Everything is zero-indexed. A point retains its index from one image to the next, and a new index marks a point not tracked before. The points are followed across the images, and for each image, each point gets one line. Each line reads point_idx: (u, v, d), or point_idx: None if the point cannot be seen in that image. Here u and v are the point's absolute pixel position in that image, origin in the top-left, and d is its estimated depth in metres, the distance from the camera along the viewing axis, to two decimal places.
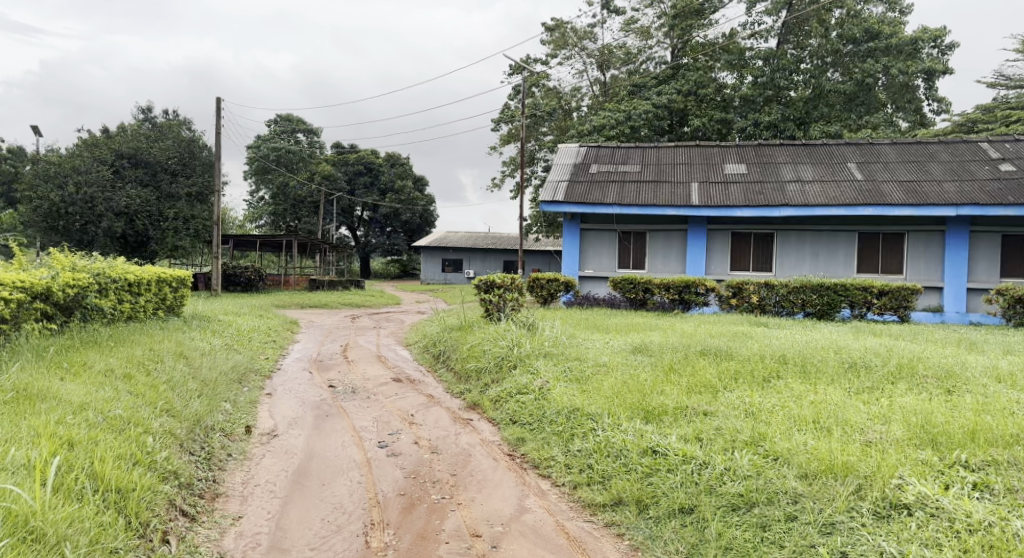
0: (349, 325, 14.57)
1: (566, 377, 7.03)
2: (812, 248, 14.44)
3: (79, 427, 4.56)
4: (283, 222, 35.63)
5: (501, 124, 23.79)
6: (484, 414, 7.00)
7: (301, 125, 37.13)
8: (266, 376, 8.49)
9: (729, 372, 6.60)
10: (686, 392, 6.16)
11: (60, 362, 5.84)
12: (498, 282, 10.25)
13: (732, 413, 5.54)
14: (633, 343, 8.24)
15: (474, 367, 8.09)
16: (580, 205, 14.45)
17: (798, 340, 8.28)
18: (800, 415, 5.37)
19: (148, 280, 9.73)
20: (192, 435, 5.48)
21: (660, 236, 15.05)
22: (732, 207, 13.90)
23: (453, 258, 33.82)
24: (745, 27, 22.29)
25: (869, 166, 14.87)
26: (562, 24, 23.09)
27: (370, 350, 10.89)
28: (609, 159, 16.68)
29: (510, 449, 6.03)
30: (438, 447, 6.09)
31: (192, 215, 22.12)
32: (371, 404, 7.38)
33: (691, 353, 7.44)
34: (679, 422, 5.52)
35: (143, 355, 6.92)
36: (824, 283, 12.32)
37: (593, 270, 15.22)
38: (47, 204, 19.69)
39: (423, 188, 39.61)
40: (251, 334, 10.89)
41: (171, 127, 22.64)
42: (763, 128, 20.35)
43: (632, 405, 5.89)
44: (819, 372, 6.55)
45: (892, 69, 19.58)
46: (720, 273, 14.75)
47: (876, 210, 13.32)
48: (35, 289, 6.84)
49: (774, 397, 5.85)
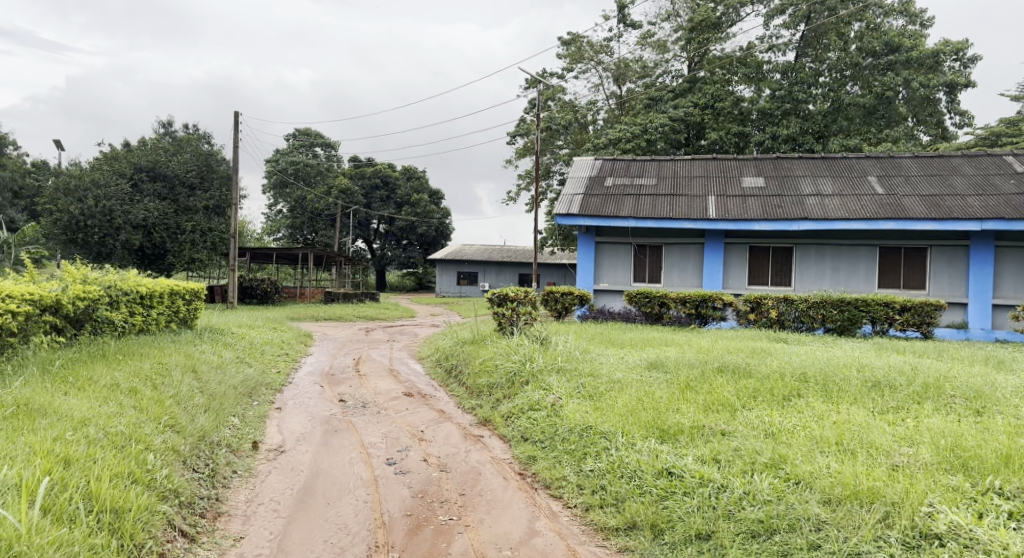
0: (362, 339, 14.48)
1: (579, 393, 6.86)
2: (832, 262, 14.18)
3: (78, 445, 4.47)
4: (300, 235, 35.76)
5: (516, 137, 23.75)
6: (495, 431, 6.84)
7: (319, 138, 37.44)
8: (277, 390, 8.38)
9: (747, 391, 6.39)
10: (703, 410, 5.96)
11: (65, 377, 5.77)
12: (511, 295, 10.14)
13: (751, 433, 5.35)
14: (648, 359, 8.05)
15: (486, 382, 7.94)
16: (595, 218, 14.31)
17: (820, 357, 8.05)
18: (823, 435, 5.16)
19: (161, 293, 9.70)
20: (196, 452, 5.37)
21: (676, 250, 14.85)
22: (749, 221, 13.70)
23: (469, 270, 33.79)
24: (763, 41, 22.15)
25: (890, 180, 14.60)
26: (578, 38, 23.13)
27: (382, 364, 10.77)
28: (625, 172, 16.53)
29: (521, 468, 5.87)
30: (447, 464, 5.94)
31: (209, 228, 22.21)
32: (381, 420, 7.26)
33: (707, 370, 7.24)
34: (696, 442, 5.33)
35: (151, 369, 6.85)
36: (845, 299, 12.05)
37: (608, 283, 15.02)
38: (67, 217, 19.84)
39: (439, 201, 39.70)
40: (263, 347, 10.81)
41: (189, 140, 22.82)
42: (781, 141, 20.19)
43: (646, 423, 5.72)
44: (841, 391, 6.33)
45: (912, 83, 19.33)
46: (738, 287, 14.51)
47: (898, 224, 13.05)
48: (45, 302, 6.81)
49: (794, 416, 5.65)
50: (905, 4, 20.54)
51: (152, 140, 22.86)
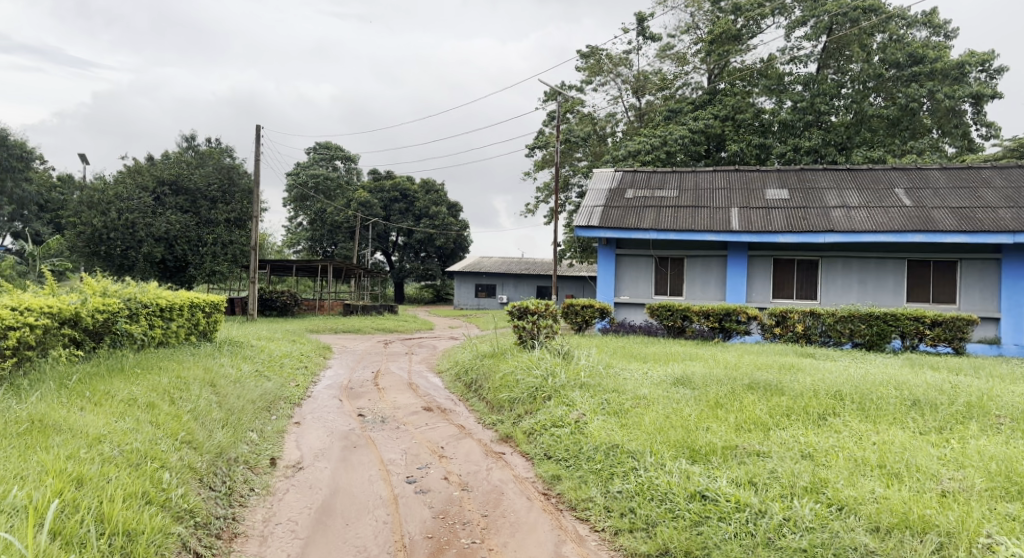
0: (380, 351, 14.35)
1: (604, 409, 6.64)
2: (859, 274, 13.84)
3: (91, 463, 4.36)
4: (320, 247, 35.91)
5: (535, 150, 23.65)
6: (517, 448, 6.65)
7: (339, 152, 37.71)
8: (296, 404, 8.26)
9: (780, 409, 6.15)
10: (734, 429, 5.74)
11: (82, 391, 5.67)
12: (532, 307, 9.94)
13: (788, 454, 5.13)
14: (674, 375, 7.81)
15: (507, 397, 7.75)
16: (615, 230, 14.12)
17: (852, 374, 7.78)
18: (864, 457, 4.94)
19: (180, 305, 9.63)
20: (213, 469, 5.24)
21: (698, 262, 14.59)
22: (774, 233, 13.44)
23: (487, 283, 33.67)
24: (784, 53, 21.93)
25: (918, 192, 14.25)
26: (597, 51, 22.99)
27: (401, 377, 10.62)
28: (645, 184, 16.33)
29: (545, 487, 5.68)
30: (469, 483, 5.76)
31: (230, 241, 22.27)
32: (400, 435, 7.09)
33: (737, 386, 7.01)
34: (729, 463, 5.11)
35: (169, 383, 6.75)
36: (874, 313, 11.73)
37: (629, 296, 14.78)
38: (90, 229, 20.04)
39: (457, 213, 39.72)
40: (283, 360, 10.72)
41: (211, 154, 22.98)
42: (804, 153, 19.88)
43: (675, 442, 5.50)
44: (879, 410, 6.07)
45: (938, 94, 18.96)
46: (762, 301, 14.21)
47: (927, 237, 12.73)
48: (63, 315, 6.75)
49: (831, 436, 5.42)
50: (929, 15, 20.22)
51: (175, 154, 23.06)
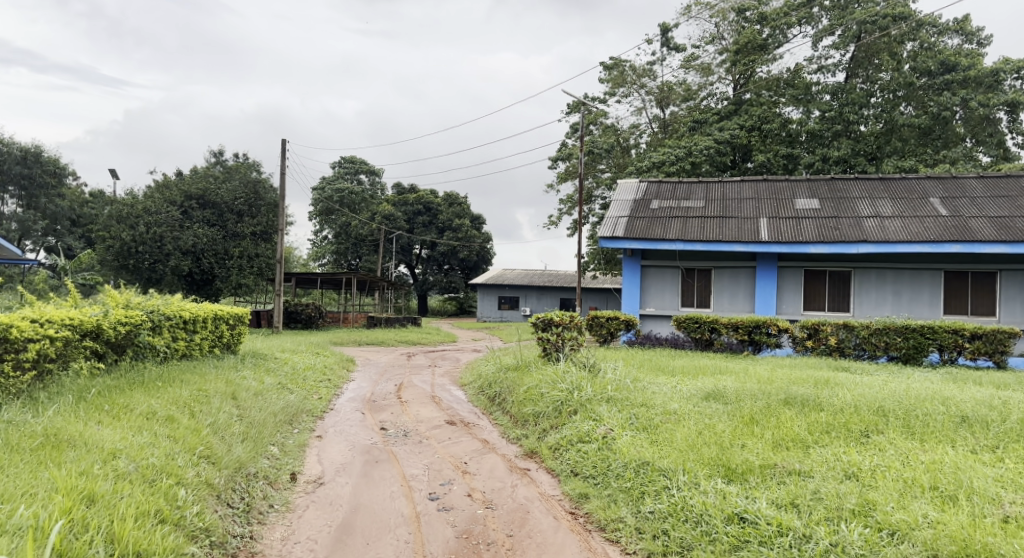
0: (404, 364, 14.22)
1: (633, 425, 6.39)
2: (894, 286, 13.43)
3: (104, 479, 4.24)
4: (345, 260, 35.91)
5: (558, 162, 23.50)
6: (542, 464, 6.44)
7: (364, 166, 38.05)
8: (318, 418, 8.13)
9: (819, 425, 5.89)
10: (772, 446, 5.50)
11: (100, 405, 5.58)
12: (556, 319, 9.72)
13: (831, 474, 4.90)
14: (705, 389, 7.52)
15: (531, 411, 7.54)
16: (641, 241, 13.88)
17: (892, 389, 7.45)
18: (914, 478, 4.71)
19: (204, 318, 9.58)
20: (231, 485, 5.09)
21: (726, 274, 14.26)
22: (804, 244, 13.11)
23: (511, 295, 33.52)
24: (812, 62, 21.60)
25: (954, 201, 13.82)
26: (620, 63, 22.83)
27: (424, 390, 10.44)
28: (671, 195, 16.05)
29: (573, 506, 5.45)
30: (494, 500, 5.56)
31: (256, 254, 22.35)
32: (423, 450, 6.92)
33: (773, 402, 6.73)
34: (769, 484, 4.88)
35: (189, 396, 6.64)
36: (910, 325, 11.34)
37: (654, 308, 14.48)
38: (119, 243, 20.23)
39: (481, 225, 39.67)
40: (306, 372, 10.61)
41: (239, 169, 23.13)
42: (833, 163, 19.54)
43: (709, 460, 5.27)
44: (926, 427, 5.78)
45: (971, 102, 18.46)
46: (792, 313, 13.82)
47: (965, 247, 12.32)
48: (85, 327, 6.70)
49: (875, 455, 5.17)
50: (961, 22, 19.68)
51: (203, 169, 23.29)
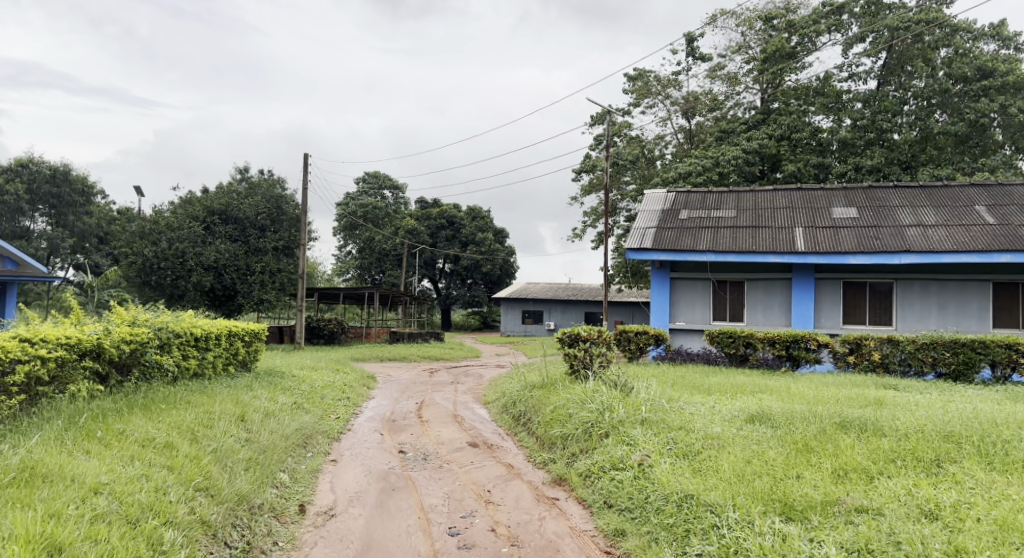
0: (426, 381, 13.67)
1: (671, 451, 5.78)
2: (939, 298, 12.66)
3: (77, 522, 3.83)
4: (369, 275, 35.48)
5: (581, 174, 22.99)
6: (573, 493, 5.86)
7: (388, 182, 38.03)
8: (333, 440, 7.63)
9: (884, 453, 5.25)
10: (832, 477, 4.92)
11: (91, 432, 5.14)
12: (583, 334, 9.17)
13: (904, 512, 4.32)
14: (747, 411, 6.89)
15: (558, 433, 6.96)
16: (671, 251, 13.28)
17: (953, 411, 6.72)
18: (1006, 519, 4.10)
19: (216, 334, 9.16)
20: (230, 520, 4.62)
21: (761, 285, 13.57)
22: (844, 253, 12.42)
23: (534, 309, 32.98)
24: (841, 70, 20.95)
25: (1002, 209, 13.02)
26: (645, 73, 22.30)
27: (446, 409, 9.90)
28: (700, 205, 15.44)
29: (608, 544, 4.90)
30: (520, 537, 5.00)
31: (278, 269, 21.99)
32: (443, 476, 6.39)
33: (827, 426, 6.09)
34: (834, 523, 4.31)
35: (194, 420, 6.17)
36: (959, 339, 10.56)
37: (685, 322, 13.83)
38: (140, 260, 20.05)
39: (503, 239, 39.20)
40: (324, 391, 10.11)
41: (261, 184, 22.88)
42: (865, 173, 18.72)
43: (763, 494, 4.67)
44: (1008, 457, 5.11)
45: (1010, 108, 17.65)
46: (831, 327, 13.09)
47: (1016, 257, 11.57)
48: (85, 346, 6.30)
49: (955, 490, 4.55)
50: (997, 27, 18.81)
51: (227, 185, 23.15)
